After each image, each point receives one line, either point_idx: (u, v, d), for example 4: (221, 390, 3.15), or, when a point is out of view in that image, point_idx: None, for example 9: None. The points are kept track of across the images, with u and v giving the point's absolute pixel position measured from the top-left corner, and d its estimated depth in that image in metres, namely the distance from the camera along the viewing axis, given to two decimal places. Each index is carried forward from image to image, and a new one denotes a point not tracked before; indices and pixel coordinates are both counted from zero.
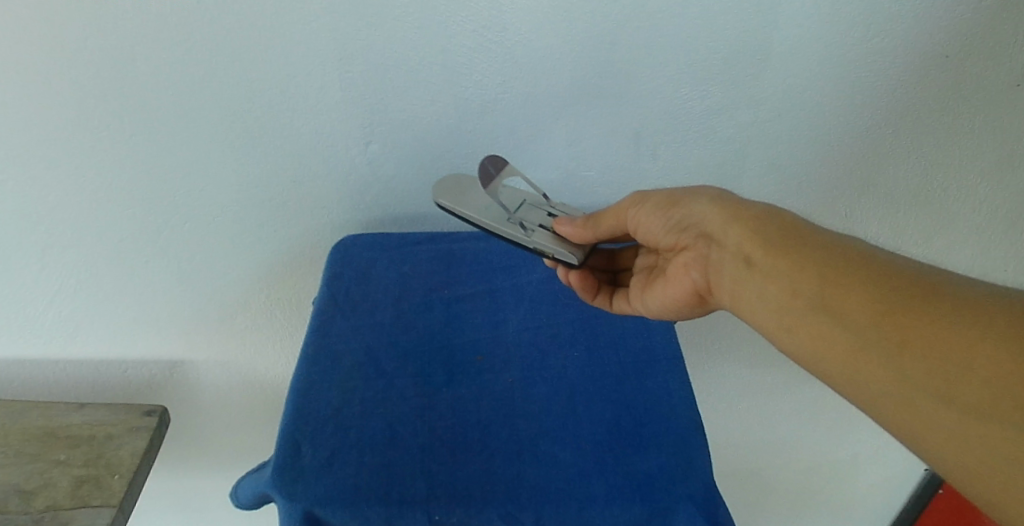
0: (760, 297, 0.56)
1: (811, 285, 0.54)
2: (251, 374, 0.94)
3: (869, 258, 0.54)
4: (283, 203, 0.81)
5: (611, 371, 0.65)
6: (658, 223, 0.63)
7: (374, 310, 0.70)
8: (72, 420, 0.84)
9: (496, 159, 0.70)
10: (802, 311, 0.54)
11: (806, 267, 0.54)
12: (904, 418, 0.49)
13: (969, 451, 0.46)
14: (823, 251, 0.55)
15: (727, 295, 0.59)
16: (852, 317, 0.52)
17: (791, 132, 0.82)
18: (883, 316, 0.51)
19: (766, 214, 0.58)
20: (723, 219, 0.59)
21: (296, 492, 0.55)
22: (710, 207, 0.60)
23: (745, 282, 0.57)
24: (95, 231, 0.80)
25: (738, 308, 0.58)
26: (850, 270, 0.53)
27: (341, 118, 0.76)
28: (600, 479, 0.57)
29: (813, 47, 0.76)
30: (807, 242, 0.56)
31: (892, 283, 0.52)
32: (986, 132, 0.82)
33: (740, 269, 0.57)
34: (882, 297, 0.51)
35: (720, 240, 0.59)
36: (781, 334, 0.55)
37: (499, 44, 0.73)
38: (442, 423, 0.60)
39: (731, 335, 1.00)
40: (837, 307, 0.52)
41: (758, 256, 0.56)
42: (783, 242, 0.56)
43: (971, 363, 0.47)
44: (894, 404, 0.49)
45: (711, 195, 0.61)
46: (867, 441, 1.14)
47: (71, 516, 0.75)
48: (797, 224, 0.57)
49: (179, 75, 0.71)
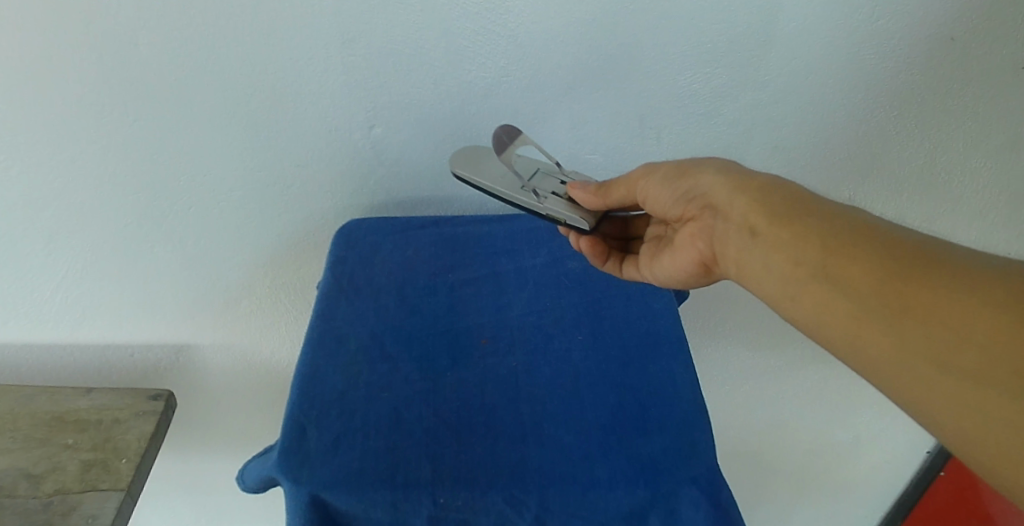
0: (763, 267, 0.56)
1: (814, 255, 0.53)
2: (256, 359, 0.95)
3: (872, 228, 0.54)
4: (287, 187, 0.81)
5: (614, 354, 0.65)
6: (666, 194, 0.63)
7: (379, 294, 0.70)
8: (79, 405, 0.85)
9: (509, 129, 0.70)
10: (805, 281, 0.54)
11: (809, 237, 0.54)
12: (904, 385, 0.49)
13: (968, 418, 0.46)
14: (826, 221, 0.54)
15: (731, 264, 0.59)
16: (855, 286, 0.51)
17: (796, 114, 0.81)
18: (886, 285, 0.50)
19: (772, 185, 0.58)
20: (729, 191, 0.59)
21: (302, 476, 0.55)
22: (717, 178, 0.60)
23: (750, 253, 0.57)
24: (100, 217, 0.80)
25: (743, 278, 0.58)
26: (855, 239, 0.53)
27: (344, 102, 0.76)
28: (604, 463, 0.57)
29: (819, 28, 0.75)
30: (813, 211, 0.55)
31: (896, 252, 0.52)
32: (992, 115, 0.82)
33: (745, 240, 0.57)
34: (887, 266, 0.51)
35: (725, 211, 0.59)
36: (784, 303, 0.55)
37: (502, 27, 0.73)
38: (447, 407, 0.61)
39: (734, 317, 1.01)
40: (840, 276, 0.52)
41: (763, 226, 0.56)
42: (787, 212, 0.56)
43: (971, 331, 0.47)
44: (894, 371, 0.49)
45: (718, 166, 0.60)
46: (867, 422, 1.15)
47: (80, 500, 0.76)
48: (803, 194, 0.57)
49: (182, 59, 0.71)
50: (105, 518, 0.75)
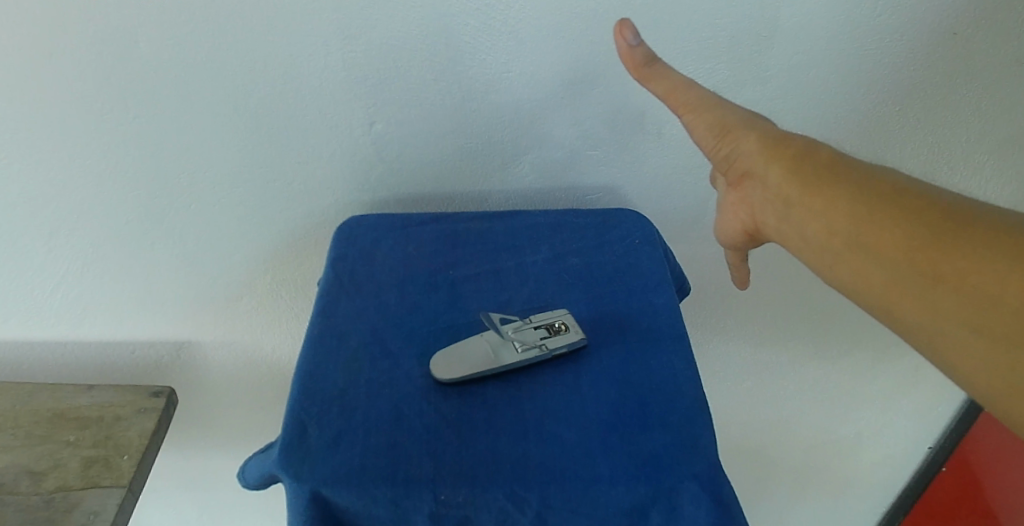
0: (800, 235, 0.56)
1: (847, 224, 0.54)
2: (257, 357, 0.95)
3: (906, 190, 0.53)
4: (288, 184, 0.81)
5: (615, 351, 0.65)
6: (705, 152, 0.61)
7: (380, 290, 0.70)
8: (80, 402, 0.85)
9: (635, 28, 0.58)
10: (839, 249, 0.54)
11: (842, 205, 0.54)
12: (938, 347, 0.50)
13: (1003, 379, 0.47)
14: (859, 186, 0.54)
15: (768, 229, 0.59)
16: (888, 252, 0.52)
17: (798, 109, 0.81)
18: (918, 251, 0.51)
19: (806, 151, 0.57)
20: (764, 158, 0.58)
21: (303, 472, 0.55)
22: (755, 142, 0.58)
23: (786, 222, 0.57)
24: (101, 213, 0.80)
25: (782, 243, 0.58)
26: (889, 204, 0.53)
27: (345, 99, 0.76)
28: (605, 459, 0.57)
29: (821, 24, 0.75)
30: (847, 177, 0.55)
31: (932, 217, 0.51)
32: (994, 111, 0.82)
33: (781, 210, 0.57)
34: (920, 231, 0.51)
35: (761, 178, 0.58)
36: (823, 271, 0.56)
37: (503, 24, 0.73)
38: (448, 403, 0.60)
39: (735, 313, 1.01)
40: (873, 244, 0.53)
41: (797, 197, 0.56)
42: (820, 179, 0.55)
43: (1003, 294, 0.47)
44: (931, 337, 0.50)
45: (756, 128, 0.59)
46: (869, 418, 1.15)
47: (82, 497, 0.76)
48: (839, 158, 0.56)
49: (182, 55, 0.71)
50: (107, 514, 0.75)
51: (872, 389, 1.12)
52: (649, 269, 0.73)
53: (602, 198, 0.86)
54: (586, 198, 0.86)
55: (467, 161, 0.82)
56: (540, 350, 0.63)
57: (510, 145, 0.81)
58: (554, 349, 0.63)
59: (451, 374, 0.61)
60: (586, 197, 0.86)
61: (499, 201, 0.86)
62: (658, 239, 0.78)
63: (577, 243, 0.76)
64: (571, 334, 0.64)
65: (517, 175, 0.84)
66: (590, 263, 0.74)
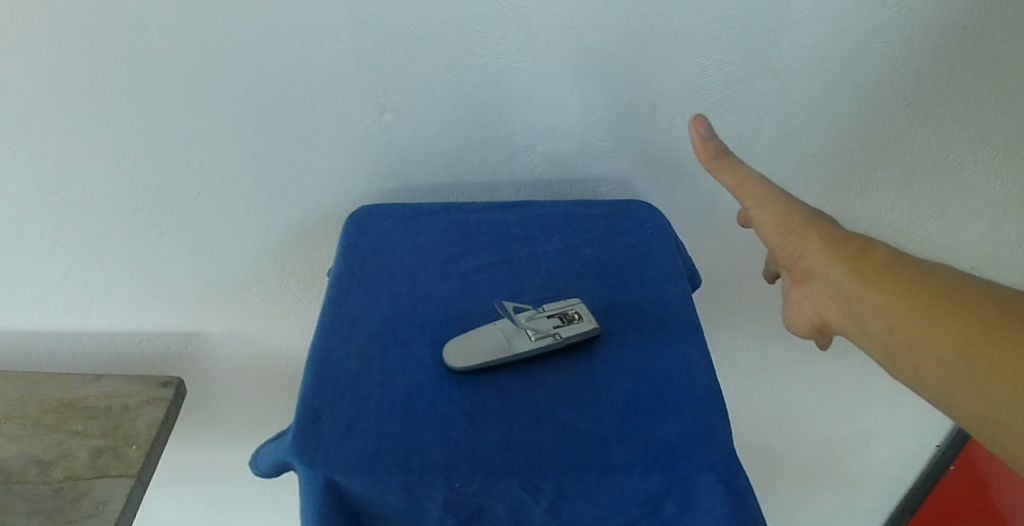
0: (864, 330, 0.55)
1: (907, 320, 0.53)
2: (265, 349, 0.94)
3: (971, 282, 0.53)
4: (298, 174, 0.80)
5: (629, 340, 0.65)
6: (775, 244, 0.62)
7: (391, 279, 0.69)
8: (88, 392, 0.84)
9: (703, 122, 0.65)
10: (900, 345, 0.53)
11: (902, 302, 0.54)
12: (1002, 441, 0.48)
13: None
14: (920, 282, 0.54)
15: (836, 326, 0.59)
16: (948, 348, 0.51)
17: (809, 100, 0.81)
18: (977, 348, 0.50)
19: (869, 248, 0.57)
20: (828, 257, 0.58)
21: (316, 459, 0.55)
22: (819, 239, 0.59)
23: (851, 317, 0.56)
24: (110, 202, 0.80)
25: (849, 338, 0.57)
26: (949, 301, 0.52)
27: (354, 88, 0.75)
28: (620, 448, 0.57)
29: (833, 14, 0.75)
30: (905, 273, 0.55)
31: (993, 309, 0.51)
32: (1006, 104, 0.81)
33: (846, 307, 0.57)
34: (979, 330, 0.50)
35: (825, 275, 0.58)
36: (889, 368, 0.55)
37: (513, 13, 0.72)
38: (460, 391, 0.60)
39: (745, 307, 1.01)
40: (932, 340, 0.52)
41: (860, 293, 0.55)
42: (883, 276, 0.55)
43: None
44: (994, 430, 0.49)
45: (823, 227, 0.59)
46: (877, 414, 1.15)
47: (90, 487, 0.76)
48: (900, 255, 0.56)
49: (192, 43, 0.71)
50: (115, 504, 0.75)
51: (881, 385, 1.11)
52: (662, 260, 0.73)
53: (613, 190, 0.86)
54: (596, 190, 0.86)
55: (478, 151, 0.81)
56: (553, 339, 0.62)
57: (521, 136, 0.81)
58: (568, 338, 0.63)
59: (464, 362, 0.61)
60: (597, 188, 0.86)
61: (509, 193, 0.85)
62: (669, 230, 0.77)
63: (589, 233, 0.76)
64: (584, 323, 0.64)
65: (527, 166, 0.83)
66: (602, 253, 0.73)
